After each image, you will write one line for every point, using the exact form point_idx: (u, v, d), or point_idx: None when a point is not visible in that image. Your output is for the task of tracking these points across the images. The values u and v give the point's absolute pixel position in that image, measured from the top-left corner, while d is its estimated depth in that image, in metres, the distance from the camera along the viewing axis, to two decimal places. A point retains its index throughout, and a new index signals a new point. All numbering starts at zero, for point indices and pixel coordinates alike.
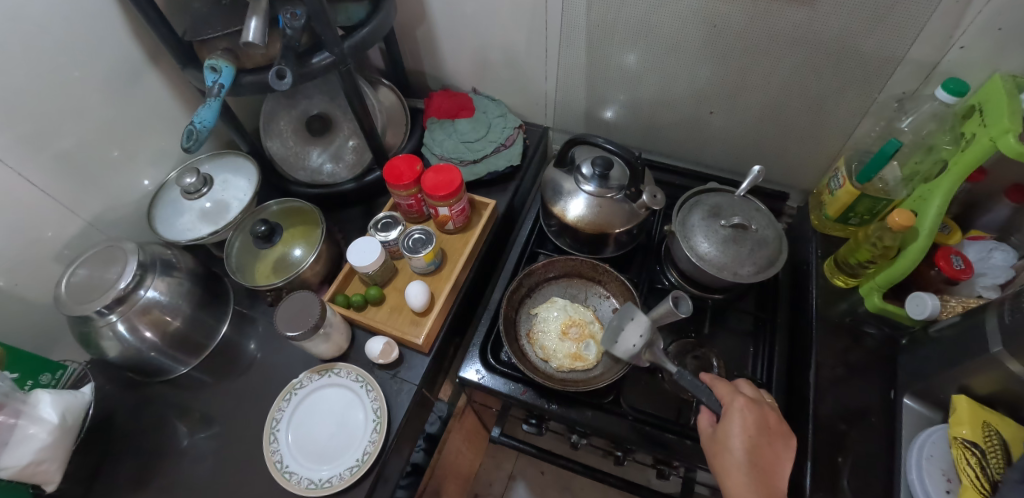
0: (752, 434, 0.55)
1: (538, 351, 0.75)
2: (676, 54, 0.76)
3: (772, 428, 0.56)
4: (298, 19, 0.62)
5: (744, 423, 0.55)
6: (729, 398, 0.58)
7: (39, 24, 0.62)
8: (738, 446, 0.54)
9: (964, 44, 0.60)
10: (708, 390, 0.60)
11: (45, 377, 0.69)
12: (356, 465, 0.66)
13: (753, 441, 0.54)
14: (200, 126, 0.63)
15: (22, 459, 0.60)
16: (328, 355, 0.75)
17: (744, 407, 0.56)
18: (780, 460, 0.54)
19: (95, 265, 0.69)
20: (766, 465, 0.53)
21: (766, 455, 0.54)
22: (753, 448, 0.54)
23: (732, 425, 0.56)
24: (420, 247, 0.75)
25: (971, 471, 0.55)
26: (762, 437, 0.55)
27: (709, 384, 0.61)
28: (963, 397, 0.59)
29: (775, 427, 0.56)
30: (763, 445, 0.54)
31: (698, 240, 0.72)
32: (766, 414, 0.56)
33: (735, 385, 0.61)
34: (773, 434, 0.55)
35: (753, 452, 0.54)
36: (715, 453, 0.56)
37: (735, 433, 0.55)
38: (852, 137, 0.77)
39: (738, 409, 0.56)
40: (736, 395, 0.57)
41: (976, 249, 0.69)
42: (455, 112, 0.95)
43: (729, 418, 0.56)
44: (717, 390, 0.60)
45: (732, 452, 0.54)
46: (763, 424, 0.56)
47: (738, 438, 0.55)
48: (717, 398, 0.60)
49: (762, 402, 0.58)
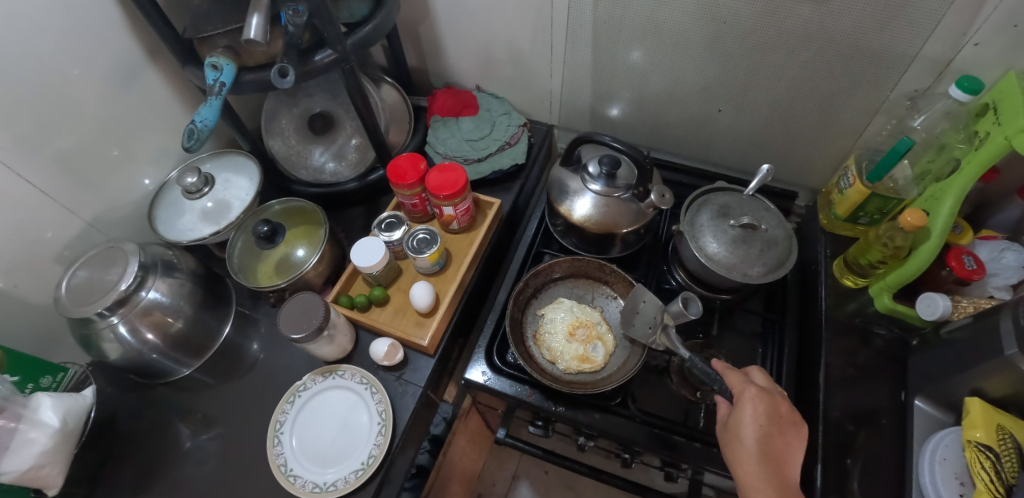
0: (764, 422, 0.54)
1: (544, 352, 0.74)
2: (684, 51, 0.75)
3: (782, 418, 0.55)
4: (300, 15, 0.60)
5: (755, 412, 0.55)
6: (740, 387, 0.57)
7: (36, 22, 0.61)
8: (750, 434, 0.54)
9: (978, 41, 0.58)
10: (720, 379, 0.60)
11: (45, 380, 0.68)
12: (362, 468, 0.65)
13: (764, 430, 0.54)
14: (201, 125, 0.62)
15: (23, 464, 0.59)
16: (331, 356, 0.74)
17: (755, 395, 0.56)
18: (792, 450, 0.54)
19: (95, 266, 0.68)
20: (777, 455, 0.53)
21: (778, 444, 0.53)
22: (764, 437, 0.53)
23: (744, 414, 0.55)
24: (424, 248, 0.74)
25: (986, 475, 0.54)
26: (773, 427, 0.54)
27: (720, 373, 0.61)
28: (977, 400, 0.58)
29: (786, 417, 0.55)
30: (774, 434, 0.54)
31: (707, 240, 0.71)
32: (777, 404, 0.56)
33: (747, 374, 0.60)
34: (784, 424, 0.55)
35: (764, 441, 0.53)
36: (727, 443, 0.56)
37: (747, 421, 0.55)
38: (863, 135, 0.76)
39: (749, 398, 0.56)
40: (747, 384, 0.57)
41: (987, 249, 0.68)
42: (459, 110, 0.94)
43: (741, 407, 0.56)
44: (728, 379, 0.60)
45: (743, 441, 0.54)
46: (775, 414, 0.55)
47: (750, 427, 0.54)
48: (728, 387, 0.59)
49: (774, 391, 0.58)
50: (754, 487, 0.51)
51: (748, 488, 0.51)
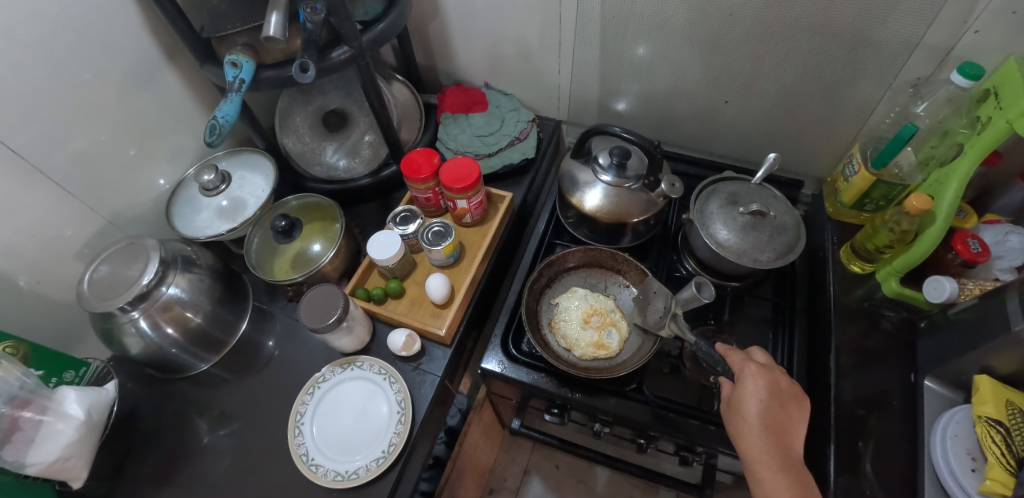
0: (765, 397, 0.55)
1: (560, 340, 0.75)
2: (690, 45, 0.77)
3: (783, 392, 0.56)
4: (318, 13, 0.61)
5: (756, 388, 0.56)
6: (741, 365, 0.59)
7: (57, 22, 0.63)
8: (752, 409, 0.55)
9: (978, 28, 0.60)
10: (721, 359, 0.61)
11: (69, 374, 0.69)
12: (383, 456, 0.66)
13: (766, 405, 0.55)
14: (223, 120, 0.64)
15: (50, 456, 0.60)
16: (350, 348, 0.75)
17: (756, 372, 0.57)
18: (794, 423, 0.55)
19: (116, 262, 0.69)
20: (780, 428, 0.54)
21: (779, 417, 0.55)
22: (766, 412, 0.55)
23: (746, 390, 0.56)
24: (439, 240, 0.75)
25: (997, 449, 0.56)
26: (774, 401, 0.55)
27: (721, 355, 0.62)
28: (986, 378, 0.60)
29: (787, 391, 0.57)
30: (775, 408, 0.55)
31: (717, 228, 0.73)
32: (777, 379, 0.57)
33: (747, 353, 0.62)
34: (785, 398, 0.56)
35: (766, 415, 0.54)
36: (730, 419, 0.57)
37: (748, 398, 0.56)
38: (867, 124, 0.78)
39: (750, 375, 0.57)
40: (747, 362, 0.59)
41: (991, 233, 0.69)
42: (469, 107, 0.96)
43: (742, 384, 0.57)
44: (729, 359, 0.61)
45: (746, 416, 0.55)
46: (776, 388, 0.56)
47: (752, 402, 0.55)
48: (730, 367, 0.61)
49: (773, 367, 0.59)
50: (758, 460, 0.52)
51: (753, 462, 0.52)
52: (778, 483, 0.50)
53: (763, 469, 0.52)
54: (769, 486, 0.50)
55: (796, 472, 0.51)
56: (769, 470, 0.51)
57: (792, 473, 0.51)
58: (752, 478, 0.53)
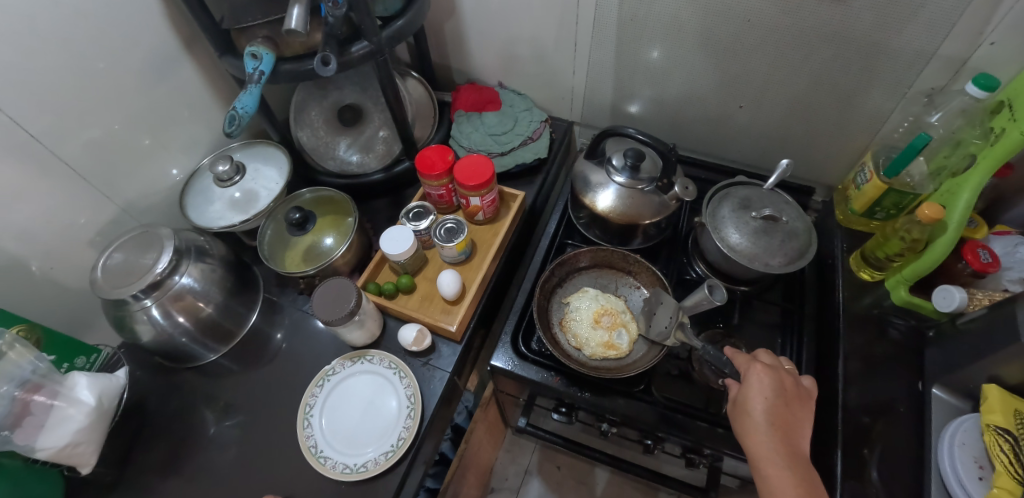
0: (771, 395, 0.56)
1: (570, 339, 0.76)
2: (704, 50, 0.78)
3: (787, 391, 0.57)
4: (340, 8, 0.61)
5: (762, 386, 0.56)
6: (747, 365, 0.59)
7: (79, 10, 0.63)
8: (757, 407, 0.55)
9: (994, 40, 0.61)
10: (728, 361, 0.61)
11: (80, 360, 0.70)
12: (391, 450, 0.67)
13: (771, 403, 0.55)
14: (242, 112, 0.64)
15: (60, 441, 0.60)
16: (360, 342, 0.76)
17: (762, 371, 0.57)
18: (799, 421, 0.56)
19: (131, 249, 0.69)
20: (786, 425, 0.54)
21: (785, 415, 0.55)
22: (772, 410, 0.55)
23: (751, 389, 0.57)
24: (452, 237, 0.76)
25: (1005, 457, 0.56)
26: (780, 399, 0.56)
27: (728, 356, 0.63)
28: (994, 386, 0.60)
29: (791, 390, 0.57)
30: (780, 406, 0.55)
31: (729, 232, 0.74)
32: (783, 378, 0.58)
33: (754, 354, 0.62)
34: (789, 396, 0.57)
35: (772, 413, 0.55)
36: (738, 417, 0.57)
37: (754, 396, 0.56)
38: (879, 133, 0.79)
39: (755, 374, 0.57)
40: (752, 361, 0.59)
41: (1001, 243, 0.70)
42: (483, 105, 0.97)
43: (747, 382, 0.58)
44: (736, 361, 0.61)
45: (752, 414, 0.55)
46: (781, 387, 0.57)
47: (758, 400, 0.56)
48: (736, 368, 0.61)
49: (778, 367, 0.59)
50: (764, 457, 0.53)
51: (759, 458, 0.53)
52: (783, 479, 0.51)
53: (769, 465, 0.52)
54: (776, 483, 0.51)
55: (802, 468, 0.52)
56: (774, 467, 0.52)
57: (798, 470, 0.51)
58: (758, 474, 0.53)
